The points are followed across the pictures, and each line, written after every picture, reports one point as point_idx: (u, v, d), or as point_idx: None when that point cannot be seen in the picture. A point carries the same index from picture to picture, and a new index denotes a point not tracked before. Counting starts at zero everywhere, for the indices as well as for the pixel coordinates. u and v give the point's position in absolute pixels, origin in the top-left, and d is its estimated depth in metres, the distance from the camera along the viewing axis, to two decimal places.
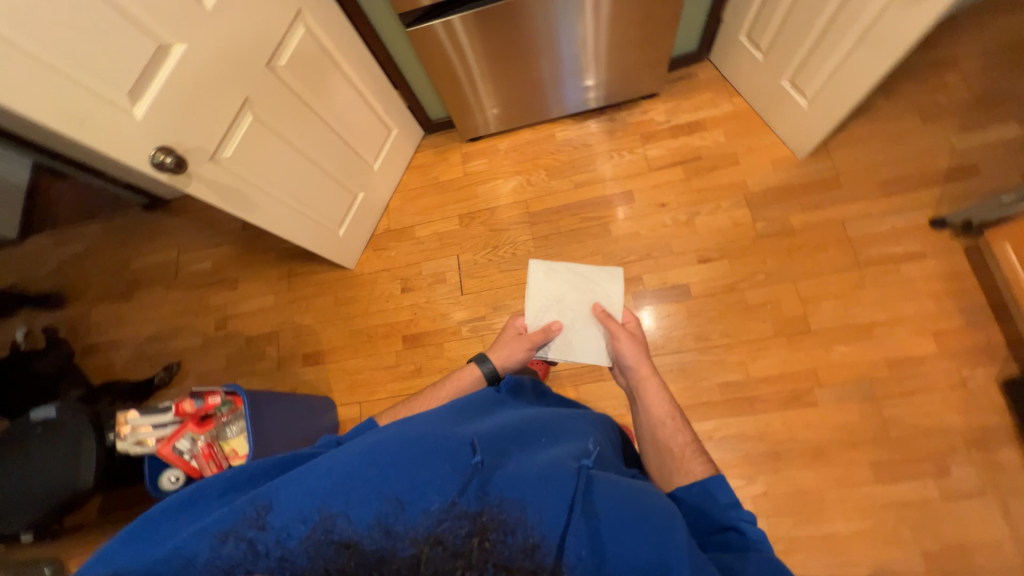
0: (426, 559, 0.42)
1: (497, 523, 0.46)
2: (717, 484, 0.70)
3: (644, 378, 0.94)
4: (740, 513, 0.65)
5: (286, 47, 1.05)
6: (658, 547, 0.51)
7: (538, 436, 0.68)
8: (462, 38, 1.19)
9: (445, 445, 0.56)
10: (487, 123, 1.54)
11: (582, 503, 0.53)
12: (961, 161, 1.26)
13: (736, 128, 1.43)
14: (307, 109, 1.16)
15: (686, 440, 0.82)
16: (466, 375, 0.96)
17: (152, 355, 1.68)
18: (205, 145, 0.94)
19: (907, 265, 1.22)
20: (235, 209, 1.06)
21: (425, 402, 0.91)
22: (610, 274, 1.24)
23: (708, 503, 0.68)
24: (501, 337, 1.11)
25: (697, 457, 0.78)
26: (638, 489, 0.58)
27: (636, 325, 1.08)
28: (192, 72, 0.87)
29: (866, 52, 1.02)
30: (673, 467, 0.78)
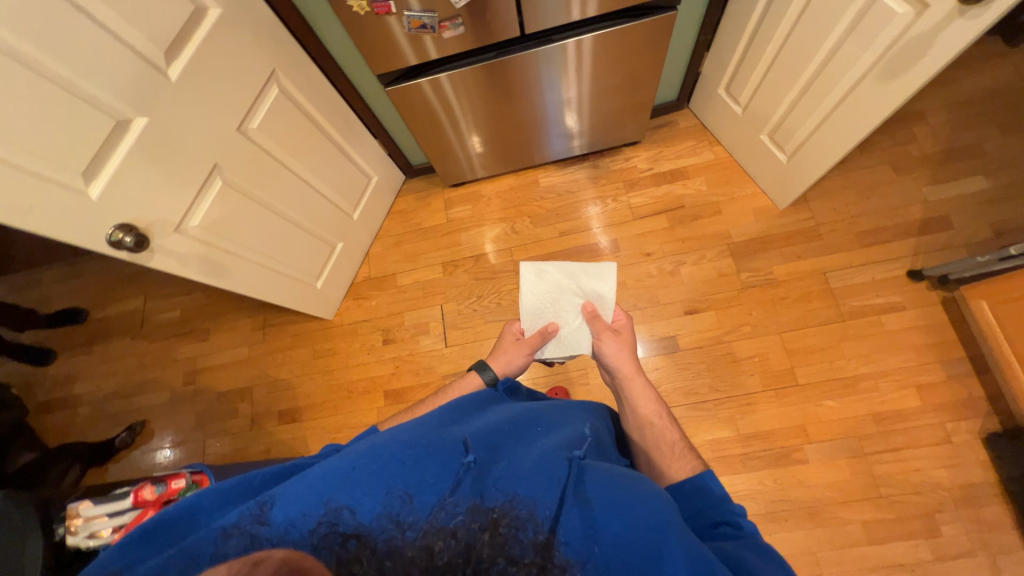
0: (439, 550, 0.42)
1: (511, 515, 0.46)
2: (707, 477, 0.65)
3: (631, 377, 0.91)
4: (733, 506, 0.60)
5: (258, 108, 1.00)
6: (651, 534, 0.46)
7: (533, 422, 0.65)
8: (448, 93, 1.16)
9: (439, 450, 0.54)
10: (473, 169, 1.53)
11: (575, 493, 0.50)
12: (934, 213, 1.29)
13: (718, 177, 1.44)
14: (281, 167, 1.11)
15: (676, 437, 0.78)
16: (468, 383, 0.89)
17: (115, 411, 1.57)
18: (169, 217, 0.89)
19: (889, 317, 1.23)
20: (204, 277, 1.01)
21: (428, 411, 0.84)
22: (607, 268, 1.13)
23: (701, 494, 0.62)
24: (497, 346, 1.05)
25: (686, 454, 0.75)
26: (634, 478, 0.54)
27: (626, 324, 1.04)
28: (154, 145, 0.82)
29: (837, 122, 1.03)
30: (663, 463, 0.74)
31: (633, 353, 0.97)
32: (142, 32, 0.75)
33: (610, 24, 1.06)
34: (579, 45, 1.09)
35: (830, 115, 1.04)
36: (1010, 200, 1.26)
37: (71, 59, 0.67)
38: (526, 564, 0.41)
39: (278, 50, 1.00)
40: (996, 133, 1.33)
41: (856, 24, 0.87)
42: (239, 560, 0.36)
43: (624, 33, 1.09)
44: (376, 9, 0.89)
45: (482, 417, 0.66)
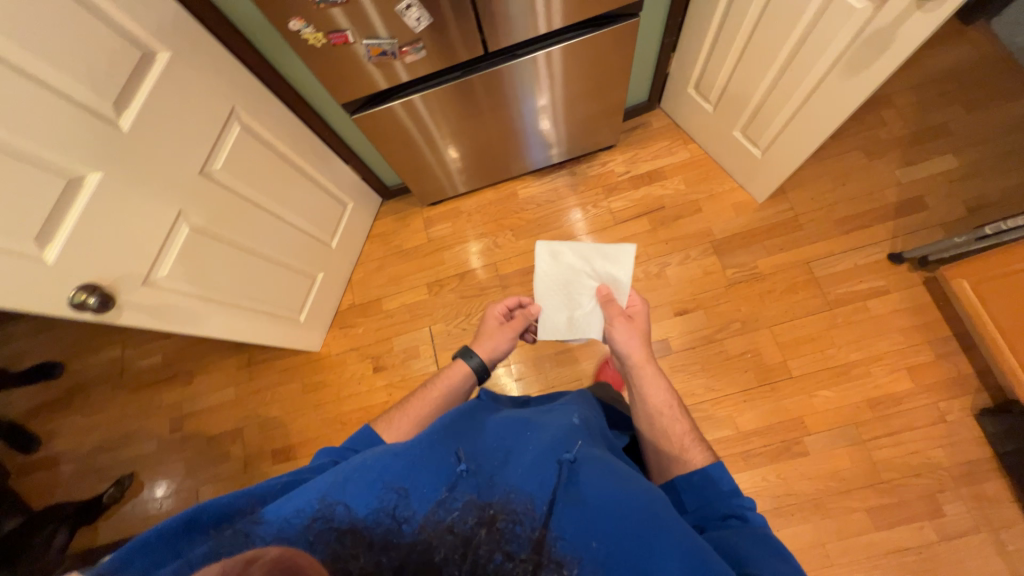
0: (436, 546, 0.44)
1: (507, 512, 0.48)
2: (718, 469, 0.69)
3: (642, 366, 0.86)
4: (741, 500, 0.65)
5: (220, 149, 0.97)
6: (644, 530, 0.48)
7: (529, 422, 0.65)
8: (424, 115, 1.14)
9: (430, 456, 0.55)
10: (455, 185, 1.51)
11: (567, 494, 0.51)
12: (909, 194, 1.31)
13: (695, 174, 1.44)
14: (252, 206, 1.08)
15: (685, 429, 0.77)
16: (455, 374, 0.90)
17: (101, 466, 1.51)
18: (134, 271, 0.85)
19: (874, 301, 1.24)
20: (177, 326, 0.96)
21: (419, 403, 0.85)
22: (622, 250, 1.08)
23: (710, 488, 0.67)
24: (480, 327, 1.04)
25: (696, 447, 0.75)
26: (639, 477, 0.56)
27: (640, 308, 0.97)
28: (112, 200, 0.78)
29: (808, 117, 1.02)
30: (671, 459, 0.74)
31: (647, 341, 0.92)
32: (85, 84, 0.71)
33: (576, 34, 1.04)
34: (548, 56, 1.07)
35: (799, 111, 1.04)
36: (980, 176, 1.29)
37: (10, 122, 0.64)
38: (521, 560, 0.44)
39: (236, 88, 0.97)
40: (961, 111, 1.35)
41: (817, 21, 0.87)
42: (233, 558, 0.35)
43: (590, 43, 1.07)
44: (333, 40, 0.84)
45: (479, 417, 0.66)
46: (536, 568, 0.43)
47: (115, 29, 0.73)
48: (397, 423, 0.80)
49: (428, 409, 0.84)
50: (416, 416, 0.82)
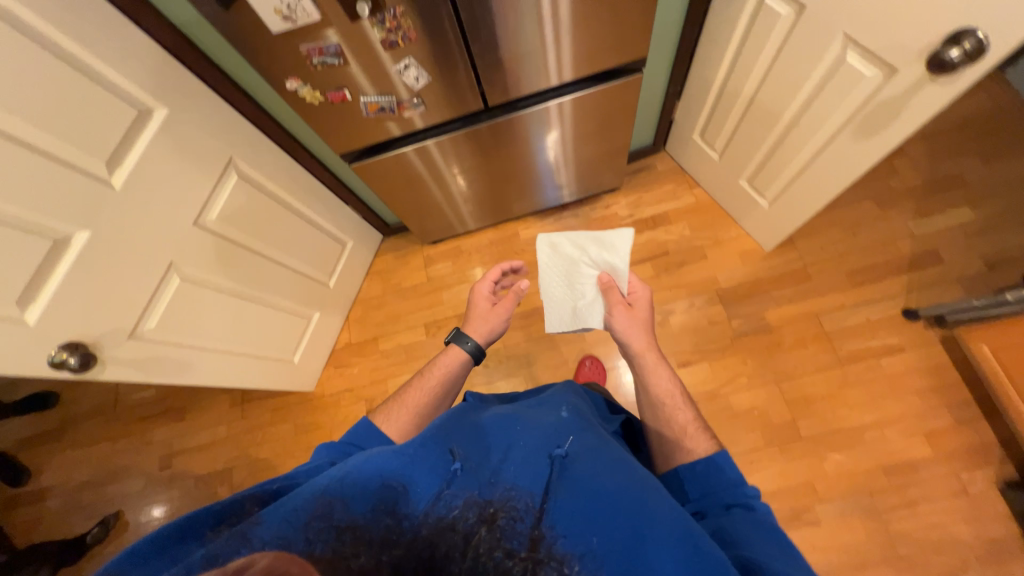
0: (439, 540, 0.44)
1: (507, 510, 0.48)
2: (723, 458, 0.64)
3: (642, 354, 0.81)
4: (743, 487, 0.61)
5: (216, 199, 0.96)
6: (635, 525, 0.49)
7: (520, 416, 0.67)
8: (440, 163, 1.13)
9: (427, 455, 0.55)
10: (465, 223, 1.49)
11: (560, 485, 0.53)
12: (923, 247, 1.26)
13: (701, 220, 1.41)
14: (247, 252, 1.07)
15: (690, 417, 0.73)
16: (449, 359, 0.89)
17: (88, 502, 1.48)
18: (119, 326, 0.83)
19: (888, 360, 1.19)
20: (160, 377, 0.94)
21: (416, 394, 0.83)
22: (614, 238, 0.95)
23: (711, 476, 0.63)
24: (467, 309, 0.99)
25: (701, 434, 0.71)
26: (634, 466, 0.58)
27: (643, 295, 0.89)
28: (100, 258, 0.77)
29: (817, 174, 0.99)
30: (674, 447, 0.71)
31: (647, 328, 0.85)
32: (78, 146, 0.71)
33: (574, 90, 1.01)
34: (557, 105, 1.03)
35: (807, 168, 1.01)
36: (998, 230, 1.24)
37: None
38: (521, 558, 0.44)
39: (234, 139, 0.97)
40: (977, 162, 1.31)
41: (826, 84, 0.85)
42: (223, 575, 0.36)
43: (593, 96, 1.03)
44: (330, 98, 0.83)
45: (474, 417, 0.68)
46: (536, 566, 0.43)
47: (112, 91, 0.74)
48: (396, 416, 0.79)
49: (427, 398, 0.83)
50: (414, 405, 0.81)
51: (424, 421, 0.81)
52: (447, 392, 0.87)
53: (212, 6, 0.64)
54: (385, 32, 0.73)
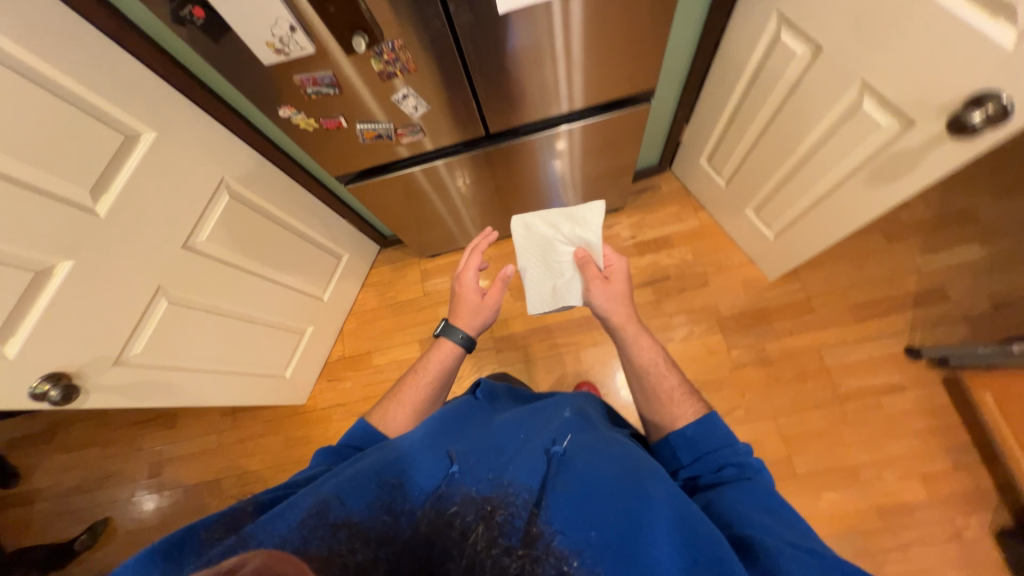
0: (437, 535, 0.47)
1: (506, 505, 0.50)
2: (712, 423, 0.66)
3: (624, 327, 0.81)
4: (733, 449, 0.64)
5: (207, 220, 0.93)
6: (629, 516, 0.51)
7: (528, 422, 0.68)
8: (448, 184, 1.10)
9: (425, 462, 0.58)
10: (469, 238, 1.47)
11: (557, 483, 0.55)
12: (929, 283, 1.24)
13: (704, 246, 1.38)
14: (238, 271, 1.04)
15: (676, 383, 0.74)
16: (443, 354, 0.86)
17: (78, 506, 1.48)
18: (104, 354, 0.81)
19: (888, 399, 1.17)
20: (146, 402, 0.92)
21: (413, 392, 0.81)
22: (589, 214, 0.94)
23: (703, 445, 0.65)
24: (452, 297, 0.94)
25: (687, 401, 0.72)
26: (630, 459, 0.60)
27: (619, 266, 0.87)
28: (85, 287, 0.75)
29: (825, 214, 0.97)
30: (662, 414, 0.72)
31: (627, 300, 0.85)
32: (60, 175, 0.68)
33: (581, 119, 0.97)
34: (567, 132, 0.99)
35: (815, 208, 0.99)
36: (1007, 270, 1.21)
37: None
38: (519, 555, 0.45)
39: (226, 158, 0.94)
40: (990, 198, 1.28)
41: (840, 127, 0.82)
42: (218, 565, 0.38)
43: (601, 125, 0.99)
44: (325, 125, 0.80)
45: (479, 424, 0.69)
46: (534, 564, 0.44)
47: (96, 116, 0.70)
48: (397, 417, 0.77)
49: (425, 394, 0.81)
50: (414, 402, 0.80)
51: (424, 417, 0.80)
52: (446, 383, 0.86)
53: (202, 39, 0.61)
54: (383, 64, 0.70)
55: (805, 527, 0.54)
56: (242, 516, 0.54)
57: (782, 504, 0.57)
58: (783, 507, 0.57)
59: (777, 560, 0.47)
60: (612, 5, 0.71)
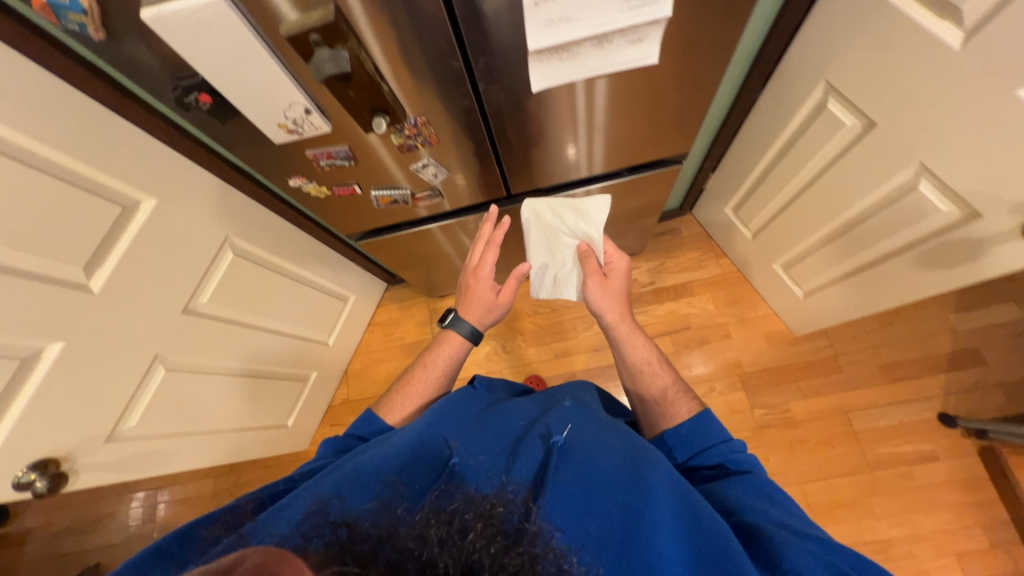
0: (433, 534, 0.39)
1: (505, 503, 0.43)
2: (708, 418, 0.61)
3: (616, 326, 0.72)
4: (728, 444, 0.59)
5: (209, 281, 0.88)
6: (630, 512, 0.47)
7: (529, 416, 0.64)
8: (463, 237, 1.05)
9: (424, 457, 0.54)
10: None
11: (558, 474, 0.50)
12: (963, 345, 1.18)
13: (725, 295, 1.33)
14: (239, 326, 0.98)
15: (669, 381, 0.68)
16: (450, 349, 0.74)
17: (69, 551, 1.42)
18: (95, 432, 0.75)
19: (920, 468, 1.11)
20: (139, 473, 0.86)
21: (419, 388, 0.72)
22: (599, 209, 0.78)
23: (697, 438, 0.59)
24: (462, 287, 0.80)
25: (682, 398, 0.66)
26: (638, 447, 0.54)
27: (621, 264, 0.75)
28: (77, 367, 0.69)
29: (865, 282, 0.91)
30: (656, 415, 0.66)
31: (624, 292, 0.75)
32: (49, 256, 0.63)
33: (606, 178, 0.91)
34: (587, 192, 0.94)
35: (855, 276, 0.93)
36: None
37: None
38: (517, 554, 0.38)
39: (232, 216, 0.90)
40: None
41: (889, 204, 0.76)
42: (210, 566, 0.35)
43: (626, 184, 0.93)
44: (338, 192, 0.74)
45: (478, 412, 0.65)
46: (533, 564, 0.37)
47: (93, 189, 0.66)
48: (403, 411, 0.69)
49: (430, 389, 0.72)
50: (421, 395, 0.71)
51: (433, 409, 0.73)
52: (456, 372, 0.76)
53: (209, 121, 0.57)
54: (403, 138, 0.64)
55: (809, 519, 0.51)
56: (244, 513, 0.53)
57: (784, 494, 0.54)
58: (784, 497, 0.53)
59: (784, 549, 0.44)
60: (650, 79, 0.65)
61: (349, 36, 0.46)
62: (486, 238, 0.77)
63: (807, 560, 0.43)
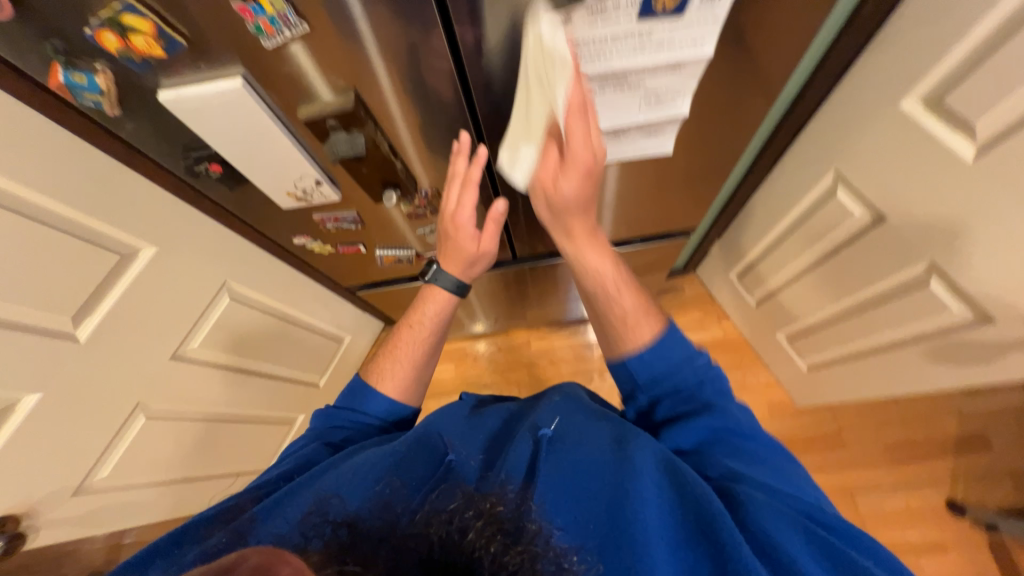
0: (438, 541, 0.36)
1: (505, 501, 0.40)
2: (673, 338, 0.49)
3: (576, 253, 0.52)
4: (694, 365, 0.49)
5: (201, 325, 0.85)
6: (617, 495, 0.42)
7: (519, 411, 0.58)
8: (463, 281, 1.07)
9: (419, 454, 0.51)
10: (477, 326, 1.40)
11: (547, 466, 0.46)
12: (969, 428, 1.15)
13: (727, 359, 1.30)
14: (228, 371, 0.95)
15: (631, 298, 0.52)
16: (435, 305, 0.65)
17: None
18: (63, 485, 0.71)
19: (928, 559, 1.06)
20: (104, 527, 0.81)
21: (405, 349, 0.64)
22: (552, 63, 0.42)
23: (663, 364, 0.49)
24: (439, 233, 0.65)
25: (645, 316, 0.52)
26: (626, 428, 0.48)
27: (594, 149, 0.44)
28: (51, 420, 0.66)
29: (872, 365, 0.89)
30: (611, 334, 0.52)
31: (592, 204, 0.50)
32: (38, 306, 0.61)
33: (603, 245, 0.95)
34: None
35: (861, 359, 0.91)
36: None
37: None
38: (518, 551, 0.35)
39: (236, 261, 0.89)
40: None
41: (899, 295, 0.75)
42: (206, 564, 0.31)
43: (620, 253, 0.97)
44: (342, 250, 0.74)
45: (470, 412, 0.61)
46: (534, 563, 0.35)
47: (91, 240, 0.65)
48: (395, 380, 0.62)
49: (416, 351, 0.64)
50: (412, 361, 0.63)
51: (425, 369, 0.65)
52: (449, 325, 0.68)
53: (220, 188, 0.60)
54: (412, 207, 0.65)
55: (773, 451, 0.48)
56: (241, 505, 0.51)
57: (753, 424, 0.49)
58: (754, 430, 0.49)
59: (750, 509, 0.39)
60: None
61: (365, 119, 0.51)
62: (452, 174, 0.57)
63: (777, 522, 0.39)
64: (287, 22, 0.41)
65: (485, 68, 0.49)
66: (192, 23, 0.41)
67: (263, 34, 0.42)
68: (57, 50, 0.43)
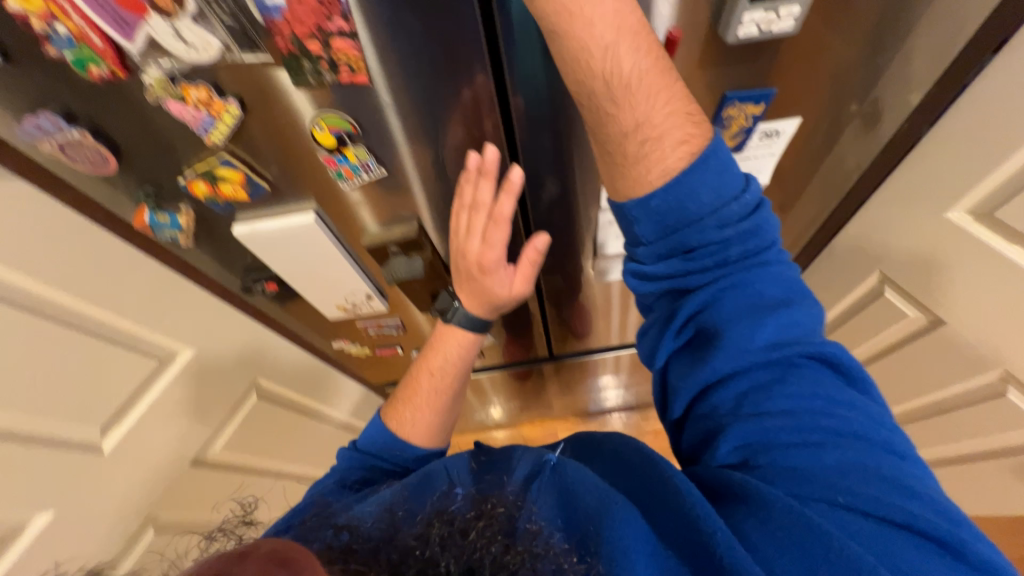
0: (439, 538, 0.36)
1: (507, 505, 0.40)
2: (698, 180, 0.41)
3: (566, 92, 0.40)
4: (722, 220, 0.42)
5: (226, 427, 0.82)
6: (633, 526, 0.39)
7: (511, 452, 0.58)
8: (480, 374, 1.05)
9: (425, 478, 0.51)
10: (499, 417, 1.34)
11: (546, 493, 0.46)
12: None
13: None
14: (248, 475, 0.89)
15: (655, 110, 0.41)
16: (461, 348, 0.64)
17: None
18: None
19: None
20: None
21: (432, 396, 0.63)
22: None
23: (674, 219, 0.42)
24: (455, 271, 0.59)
25: (670, 136, 0.41)
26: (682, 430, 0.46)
27: None
28: (58, 544, 0.60)
29: None
30: (627, 165, 0.43)
31: None
32: (71, 418, 0.59)
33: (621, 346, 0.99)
34: (606, 357, 1.02)
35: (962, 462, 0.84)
36: None
37: None
38: (519, 552, 0.35)
39: (272, 365, 0.86)
40: None
41: (981, 399, 0.71)
42: (226, 554, 0.33)
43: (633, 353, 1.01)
44: (379, 351, 0.79)
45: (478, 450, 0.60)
46: (534, 561, 0.34)
47: (134, 347, 0.64)
48: (418, 429, 0.61)
49: (443, 399, 0.63)
50: (433, 408, 0.62)
51: (448, 415, 0.64)
52: (470, 365, 0.67)
53: (272, 299, 0.68)
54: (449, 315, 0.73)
55: (819, 359, 0.42)
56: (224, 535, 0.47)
57: (804, 318, 0.42)
58: (804, 328, 0.42)
59: (774, 527, 0.36)
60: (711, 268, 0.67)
61: (424, 244, 0.58)
62: (467, 202, 0.51)
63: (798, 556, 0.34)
64: (367, 168, 0.49)
65: (524, 187, 0.56)
66: (275, 167, 0.49)
67: (342, 177, 0.49)
68: (149, 195, 0.52)
